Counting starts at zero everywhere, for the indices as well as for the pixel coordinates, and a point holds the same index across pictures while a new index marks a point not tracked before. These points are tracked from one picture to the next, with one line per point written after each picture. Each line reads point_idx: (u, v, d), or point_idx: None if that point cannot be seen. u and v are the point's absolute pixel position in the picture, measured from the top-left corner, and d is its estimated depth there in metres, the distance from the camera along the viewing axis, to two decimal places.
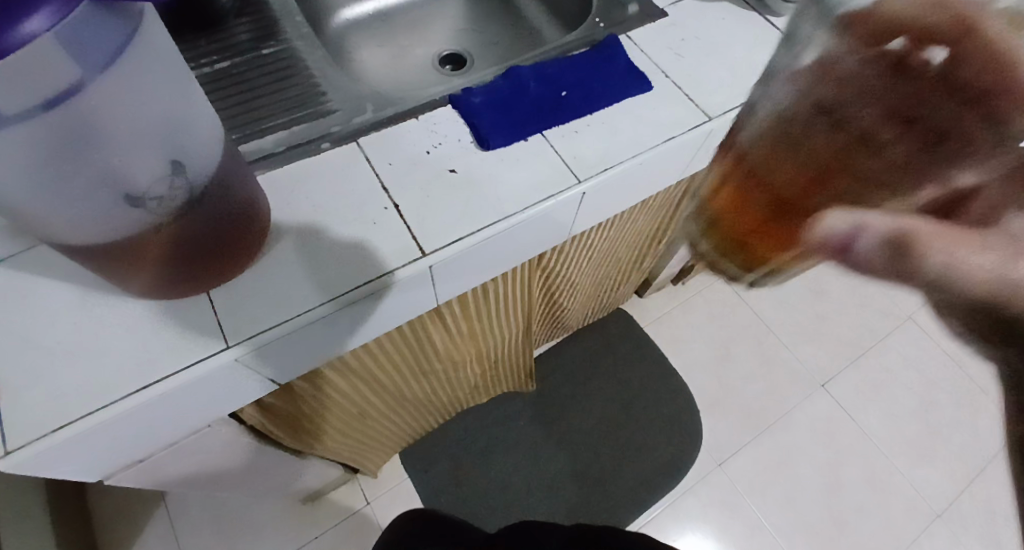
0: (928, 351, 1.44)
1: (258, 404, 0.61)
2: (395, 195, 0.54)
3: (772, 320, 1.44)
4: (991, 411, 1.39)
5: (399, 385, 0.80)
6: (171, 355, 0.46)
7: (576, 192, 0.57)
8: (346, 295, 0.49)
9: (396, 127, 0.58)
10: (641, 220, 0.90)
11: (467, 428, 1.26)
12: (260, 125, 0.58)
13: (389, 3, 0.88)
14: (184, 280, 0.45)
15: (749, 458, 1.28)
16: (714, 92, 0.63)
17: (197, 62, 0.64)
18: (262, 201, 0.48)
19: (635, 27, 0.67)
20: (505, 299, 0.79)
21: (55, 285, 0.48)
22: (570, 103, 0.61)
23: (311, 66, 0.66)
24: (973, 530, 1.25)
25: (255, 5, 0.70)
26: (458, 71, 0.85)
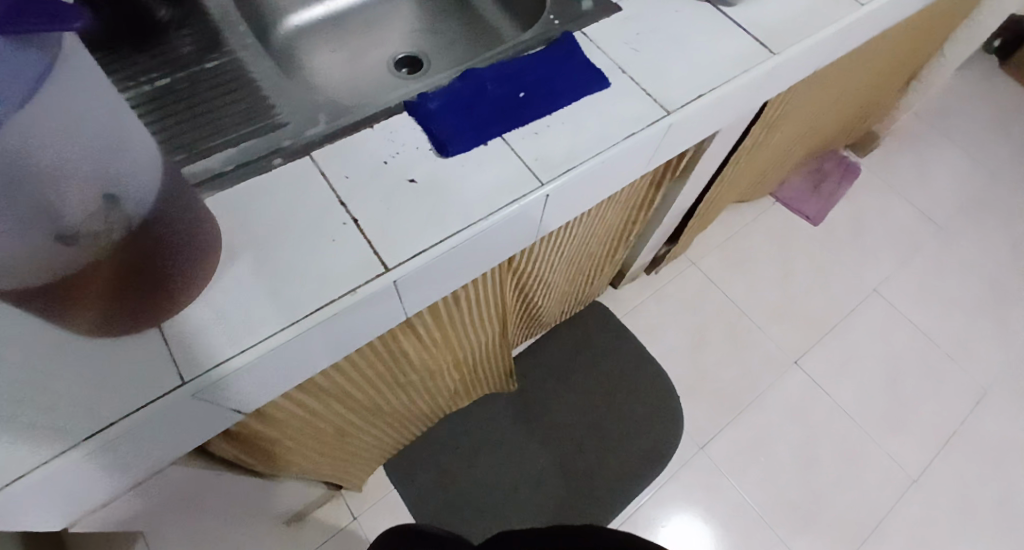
0: (895, 324, 1.48)
1: (226, 433, 0.58)
2: (354, 209, 0.52)
3: (745, 303, 1.46)
4: (958, 378, 1.43)
5: (375, 399, 0.78)
6: (124, 395, 0.43)
7: (540, 194, 0.56)
8: (308, 317, 0.48)
9: (351, 137, 0.56)
10: (610, 214, 0.90)
11: (451, 433, 1.24)
12: (206, 143, 0.55)
13: (340, 6, 0.85)
14: (132, 315, 0.43)
15: (729, 440, 1.30)
16: (673, 85, 0.63)
17: (138, 80, 0.61)
18: (212, 225, 0.46)
19: (590, 23, 0.66)
20: (477, 304, 0.77)
21: None
22: (530, 103, 0.59)
23: (259, 78, 0.63)
24: (946, 495, 1.29)
25: (196, 17, 0.67)
26: (416, 74, 0.83)
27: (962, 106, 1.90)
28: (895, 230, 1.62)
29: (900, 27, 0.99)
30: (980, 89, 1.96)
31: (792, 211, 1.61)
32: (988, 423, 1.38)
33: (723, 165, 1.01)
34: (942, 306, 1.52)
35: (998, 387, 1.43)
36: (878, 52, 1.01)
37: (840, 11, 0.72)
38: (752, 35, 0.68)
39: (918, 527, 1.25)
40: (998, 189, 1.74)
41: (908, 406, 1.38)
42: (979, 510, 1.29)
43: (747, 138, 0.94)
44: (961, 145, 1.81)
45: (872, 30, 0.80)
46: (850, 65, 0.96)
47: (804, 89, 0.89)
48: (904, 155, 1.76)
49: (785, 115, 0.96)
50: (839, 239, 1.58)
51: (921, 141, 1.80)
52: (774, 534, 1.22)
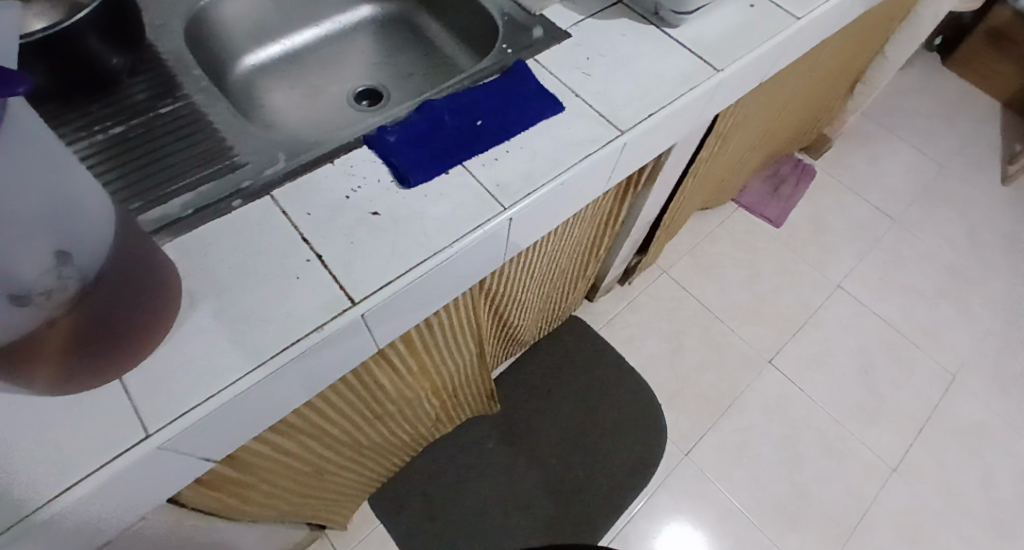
0: (862, 317, 1.52)
1: (198, 482, 0.57)
2: (317, 246, 0.53)
3: (717, 308, 1.49)
4: (927, 365, 1.47)
5: (353, 433, 0.77)
6: (88, 452, 0.42)
7: (503, 219, 0.57)
8: (276, 357, 0.47)
9: (311, 174, 0.56)
10: (577, 231, 0.91)
11: (436, 461, 1.23)
12: (164, 189, 0.55)
13: (295, 43, 0.86)
14: (90, 371, 0.42)
15: (712, 444, 1.31)
16: (625, 106, 0.65)
17: (92, 130, 0.60)
18: (170, 272, 0.46)
19: (542, 49, 0.68)
20: (452, 329, 0.78)
21: None
22: (487, 131, 0.61)
23: (216, 120, 0.63)
24: (926, 481, 1.32)
25: (149, 63, 0.67)
26: (375, 106, 0.84)
27: (906, 104, 1.99)
28: (854, 226, 1.68)
29: (839, 36, 1.04)
30: (923, 86, 2.05)
31: (755, 215, 1.65)
32: (959, 407, 1.42)
33: (683, 177, 1.04)
34: (905, 296, 1.57)
35: (965, 371, 1.47)
36: (820, 60, 1.06)
37: (778, 25, 0.75)
38: (696, 53, 0.70)
39: (902, 516, 1.28)
40: (948, 180, 1.82)
41: (882, 396, 1.41)
42: (959, 493, 1.32)
43: (703, 150, 0.97)
44: (909, 140, 1.89)
45: (810, 41, 0.84)
46: (794, 75, 1.00)
47: (753, 99, 0.93)
48: (856, 153, 1.83)
49: (738, 125, 0.99)
50: (802, 239, 1.63)
51: (871, 139, 1.87)
52: (764, 534, 1.23)
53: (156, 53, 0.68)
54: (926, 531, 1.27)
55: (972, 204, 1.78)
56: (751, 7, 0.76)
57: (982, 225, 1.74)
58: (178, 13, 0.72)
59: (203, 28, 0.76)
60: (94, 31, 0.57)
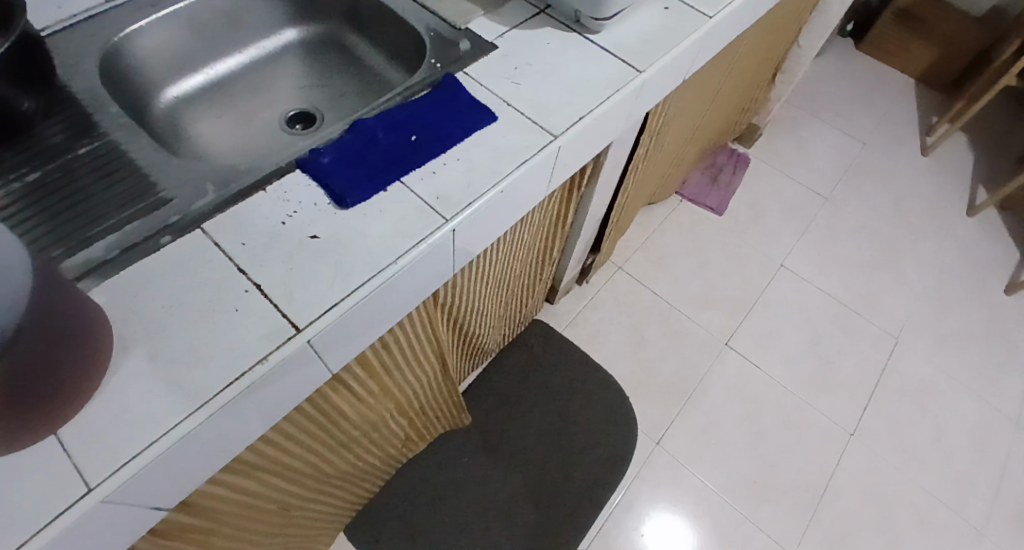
0: (808, 292, 1.58)
1: (151, 533, 0.54)
2: (256, 275, 0.51)
3: (671, 297, 1.52)
4: (872, 331, 1.54)
5: (318, 463, 0.75)
6: (24, 516, 0.40)
7: (445, 231, 0.57)
8: (221, 393, 0.46)
9: (244, 204, 0.55)
10: (526, 236, 0.92)
11: (410, 481, 1.21)
12: (87, 232, 0.53)
13: (220, 72, 0.84)
14: (16, 429, 0.40)
15: (681, 431, 1.33)
16: (556, 111, 0.66)
17: (5, 178, 0.58)
18: (97, 317, 0.44)
19: (470, 62, 0.69)
20: (409, 347, 0.77)
21: None
22: (422, 146, 0.61)
23: (138, 156, 0.61)
24: (883, 441, 1.38)
25: (62, 103, 0.64)
26: (309, 129, 0.82)
27: (827, 87, 2.09)
28: (792, 206, 1.75)
29: (755, 29, 1.08)
30: (840, 69, 2.17)
31: (698, 205, 1.70)
32: (906, 367, 1.50)
33: (624, 174, 1.07)
34: (845, 268, 1.64)
35: (907, 332, 1.55)
36: (740, 53, 1.10)
37: (693, 24, 0.78)
38: (619, 56, 0.73)
39: (866, 477, 1.33)
40: (873, 155, 1.92)
41: (834, 365, 1.47)
42: (915, 449, 1.38)
43: (639, 147, 0.99)
44: (833, 121, 1.99)
45: (727, 36, 0.87)
46: (717, 68, 1.04)
47: (681, 94, 0.96)
48: (786, 137, 1.92)
49: (670, 121, 1.02)
50: (745, 223, 1.69)
51: (799, 123, 1.96)
52: (739, 511, 1.26)
53: (69, 91, 0.65)
54: (889, 488, 1.32)
55: (896, 175, 1.88)
56: (667, 9, 0.79)
57: (907, 194, 1.84)
58: (91, 50, 0.69)
59: (120, 64, 0.73)
60: None
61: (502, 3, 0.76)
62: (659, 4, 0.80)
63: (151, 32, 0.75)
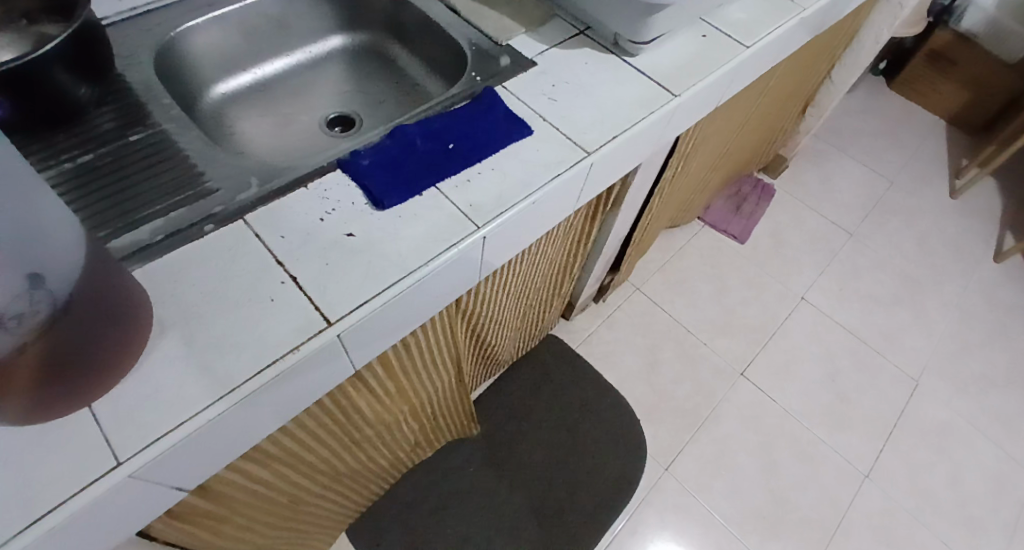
0: (827, 326, 1.57)
1: (168, 515, 0.56)
2: (292, 268, 0.53)
3: (689, 322, 1.52)
4: (891, 371, 1.52)
5: (330, 460, 0.76)
6: (55, 484, 0.41)
7: (476, 238, 0.58)
8: (251, 379, 0.47)
9: (284, 200, 0.57)
10: (549, 250, 0.93)
11: (416, 487, 1.21)
12: (134, 216, 0.55)
13: (266, 73, 0.86)
14: (60, 399, 0.41)
15: (690, 457, 1.32)
16: (590, 129, 0.67)
17: (58, 159, 0.60)
18: (140, 298, 0.46)
19: (509, 76, 0.71)
20: (428, 351, 0.78)
21: None
22: (458, 154, 0.62)
23: (186, 147, 0.63)
24: (898, 483, 1.35)
25: (118, 92, 0.67)
26: (348, 132, 0.85)
27: (856, 123, 2.09)
28: (815, 239, 1.74)
29: (788, 62, 1.09)
30: (870, 106, 2.17)
31: (720, 232, 1.70)
32: (924, 410, 1.47)
33: (650, 196, 1.08)
34: (866, 305, 1.63)
35: (927, 374, 1.53)
36: (772, 84, 1.11)
37: (728, 53, 0.79)
38: (654, 79, 0.74)
39: (878, 519, 1.30)
40: (899, 194, 1.91)
41: (850, 402, 1.45)
42: (931, 494, 1.35)
43: (667, 170, 1.00)
44: (861, 157, 1.99)
45: (761, 65, 0.88)
46: (748, 97, 1.05)
47: (711, 121, 0.97)
48: (813, 170, 1.92)
49: (699, 146, 1.03)
50: (766, 253, 1.69)
51: (826, 157, 1.96)
52: (745, 544, 1.23)
53: (125, 82, 0.68)
54: (902, 531, 1.29)
55: (923, 215, 1.87)
56: (704, 36, 0.81)
57: (933, 234, 1.82)
58: (147, 44, 0.72)
59: (173, 59, 0.76)
60: (61, 63, 0.57)
61: (543, 22, 0.78)
62: (696, 30, 0.81)
63: (205, 30, 0.78)
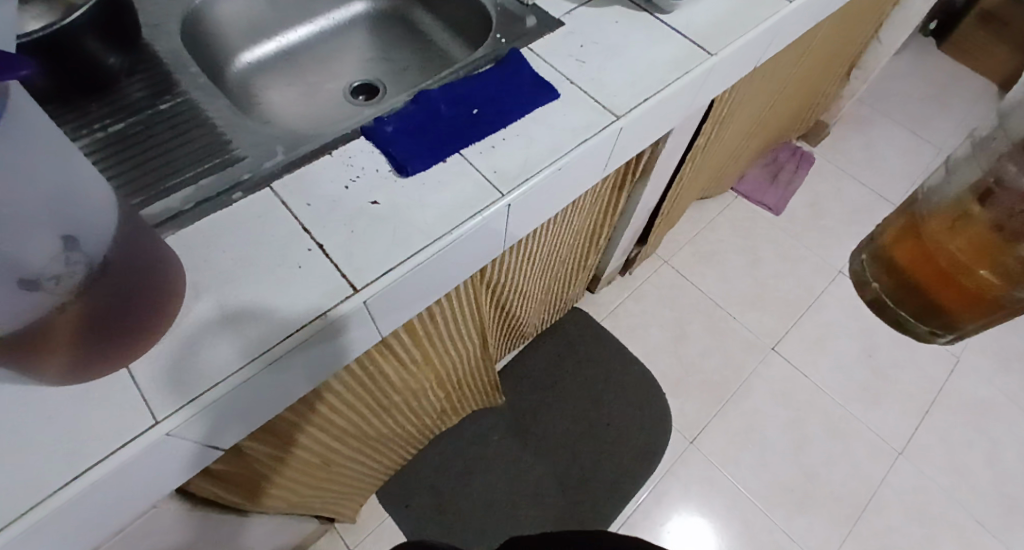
0: (864, 300, 1.52)
1: (206, 472, 0.58)
2: (319, 235, 0.53)
3: (719, 295, 1.49)
4: (931, 346, 1.47)
5: (359, 425, 0.78)
6: (96, 441, 0.43)
7: (501, 205, 0.57)
8: (281, 343, 0.48)
9: (310, 167, 0.57)
10: (576, 219, 0.92)
11: (443, 454, 1.24)
12: (165, 184, 0.56)
13: (291, 40, 0.86)
14: (98, 358, 0.43)
15: (718, 431, 1.31)
16: (619, 92, 0.65)
17: (91, 128, 0.61)
18: (173, 263, 0.47)
19: (535, 38, 0.69)
20: (453, 320, 0.78)
21: None
22: (483, 120, 0.61)
23: (214, 116, 0.64)
24: (932, 460, 1.32)
25: (147, 62, 0.68)
26: (372, 100, 0.84)
27: (903, 87, 1.99)
28: (854, 210, 1.68)
29: (833, 19, 1.04)
30: (918, 69, 2.05)
31: (754, 203, 1.66)
32: (964, 387, 1.42)
33: (681, 164, 1.05)
34: None
35: (969, 350, 1.48)
36: (815, 43, 1.06)
37: (769, 9, 0.75)
38: (689, 38, 0.71)
39: (910, 496, 1.28)
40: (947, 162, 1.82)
41: (886, 377, 1.42)
42: (967, 472, 1.32)
43: (700, 135, 0.97)
44: (907, 123, 1.89)
45: (803, 23, 0.84)
46: (789, 59, 1.00)
47: (748, 85, 0.93)
48: (854, 137, 1.84)
49: (735, 110, 0.99)
50: (802, 224, 1.64)
51: (869, 123, 1.88)
52: (771, 517, 1.23)
53: (154, 51, 0.69)
54: (935, 509, 1.27)
55: None
56: None
57: None
58: (174, 12, 0.72)
59: (198, 26, 0.76)
60: (90, 31, 0.58)
61: None
62: None
63: None
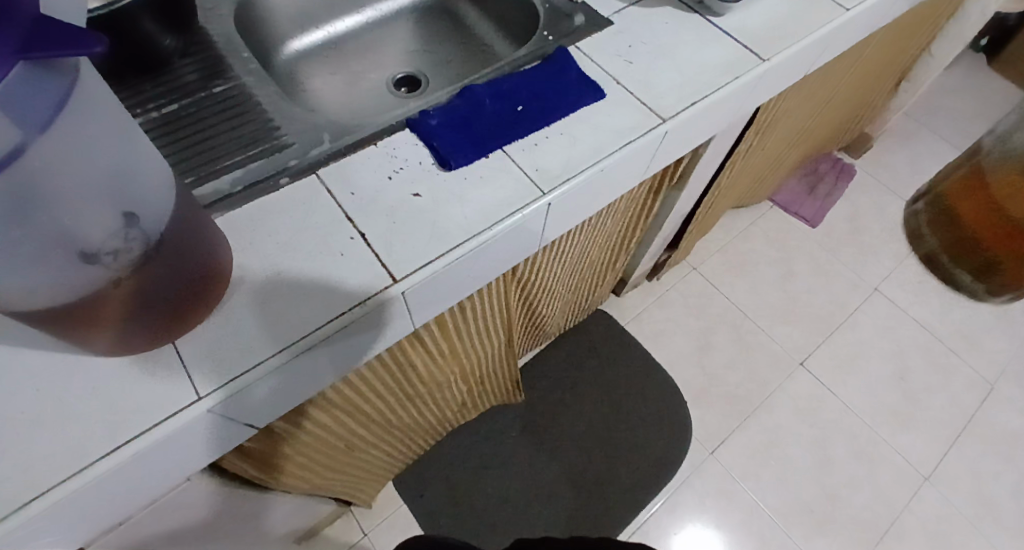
0: (898, 321, 1.49)
1: (239, 450, 0.60)
2: (361, 225, 0.54)
3: (748, 307, 1.47)
4: (965, 372, 1.43)
5: (384, 413, 0.79)
6: (139, 413, 0.44)
7: (541, 204, 0.57)
8: (320, 329, 0.49)
9: (355, 155, 0.58)
10: (609, 222, 0.91)
11: (460, 447, 1.24)
12: (214, 166, 0.57)
13: (338, 30, 0.87)
14: (147, 332, 0.44)
15: (738, 443, 1.30)
16: (665, 95, 0.64)
17: (145, 108, 0.63)
18: (222, 244, 0.48)
19: (583, 36, 0.68)
20: (482, 316, 0.79)
21: (26, 352, 0.46)
22: (527, 116, 0.61)
23: (262, 101, 0.65)
24: (959, 490, 1.29)
25: (200, 45, 0.69)
26: (414, 92, 0.85)
27: (951, 103, 1.93)
28: (893, 227, 1.64)
29: (887, 29, 1.01)
30: (970, 86, 1.99)
31: (790, 215, 1.63)
32: (999, 417, 1.38)
33: (719, 170, 1.03)
34: (944, 300, 1.53)
35: (1006, 379, 1.43)
36: (866, 53, 1.03)
37: (824, 16, 0.74)
38: (740, 42, 0.70)
39: (934, 524, 1.25)
40: None
41: (916, 400, 1.38)
42: (996, 504, 1.28)
43: (741, 143, 0.95)
44: (955, 140, 1.83)
45: (858, 32, 0.82)
46: (838, 68, 0.98)
47: (794, 94, 0.91)
48: (897, 152, 1.79)
49: (778, 118, 0.98)
50: (838, 239, 1.60)
51: (913, 139, 1.82)
52: (787, 534, 1.21)
53: (208, 35, 0.70)
54: (959, 538, 1.24)
55: None
56: None
57: None
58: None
59: (250, 12, 0.78)
60: (147, 12, 0.63)
61: None
62: None
63: None
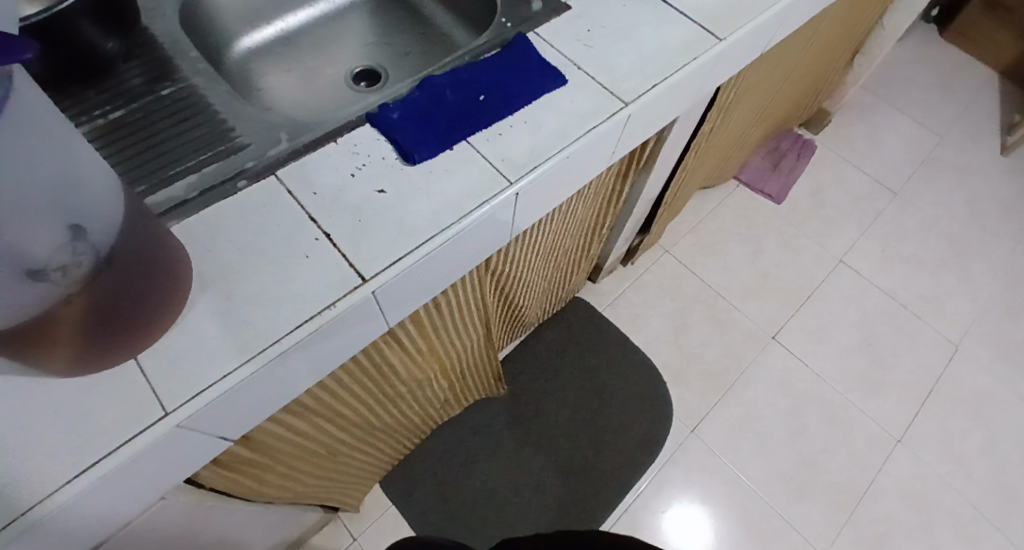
0: (865, 290, 1.52)
1: (215, 464, 0.58)
2: (325, 225, 0.52)
3: (721, 285, 1.49)
4: (930, 335, 1.48)
5: (364, 415, 0.78)
6: (103, 433, 0.42)
7: (510, 193, 0.56)
8: (289, 335, 0.47)
9: (315, 154, 0.56)
10: (580, 209, 0.91)
11: (444, 444, 1.24)
12: (167, 172, 0.55)
13: (291, 26, 0.85)
14: (106, 349, 0.42)
15: (718, 419, 1.32)
16: (627, 78, 0.64)
17: (90, 116, 0.60)
18: (180, 253, 0.46)
19: (542, 22, 0.68)
20: (458, 311, 0.78)
21: None
22: (490, 106, 0.60)
23: (214, 103, 0.62)
24: (929, 448, 1.33)
25: (145, 47, 0.66)
26: (374, 87, 0.83)
27: (905, 75, 1.98)
28: (855, 199, 1.68)
29: (839, 5, 1.03)
30: (922, 57, 2.04)
31: (756, 192, 1.65)
32: (963, 376, 1.43)
33: (685, 152, 1.04)
34: (907, 267, 1.57)
35: (968, 339, 1.48)
36: (820, 29, 1.05)
37: None
38: (698, 22, 0.70)
39: (907, 483, 1.29)
40: (948, 151, 1.81)
41: (885, 366, 1.42)
42: (964, 460, 1.33)
43: (705, 123, 0.96)
44: (910, 111, 1.88)
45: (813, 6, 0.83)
46: (795, 44, 0.99)
47: (754, 72, 0.92)
48: (856, 125, 1.83)
49: (740, 97, 0.99)
50: (803, 213, 1.63)
51: (871, 111, 1.87)
52: (770, 505, 1.24)
53: (152, 36, 0.67)
54: (932, 496, 1.28)
55: (973, 174, 1.78)
56: None
57: (981, 192, 1.74)
58: None
59: (196, 12, 0.75)
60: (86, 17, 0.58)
61: None
62: None
63: None
